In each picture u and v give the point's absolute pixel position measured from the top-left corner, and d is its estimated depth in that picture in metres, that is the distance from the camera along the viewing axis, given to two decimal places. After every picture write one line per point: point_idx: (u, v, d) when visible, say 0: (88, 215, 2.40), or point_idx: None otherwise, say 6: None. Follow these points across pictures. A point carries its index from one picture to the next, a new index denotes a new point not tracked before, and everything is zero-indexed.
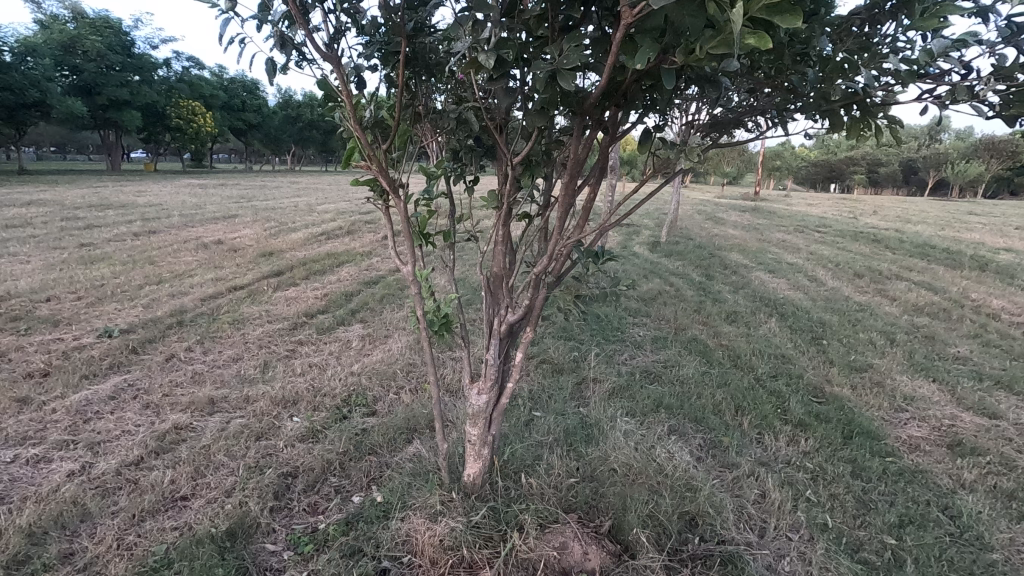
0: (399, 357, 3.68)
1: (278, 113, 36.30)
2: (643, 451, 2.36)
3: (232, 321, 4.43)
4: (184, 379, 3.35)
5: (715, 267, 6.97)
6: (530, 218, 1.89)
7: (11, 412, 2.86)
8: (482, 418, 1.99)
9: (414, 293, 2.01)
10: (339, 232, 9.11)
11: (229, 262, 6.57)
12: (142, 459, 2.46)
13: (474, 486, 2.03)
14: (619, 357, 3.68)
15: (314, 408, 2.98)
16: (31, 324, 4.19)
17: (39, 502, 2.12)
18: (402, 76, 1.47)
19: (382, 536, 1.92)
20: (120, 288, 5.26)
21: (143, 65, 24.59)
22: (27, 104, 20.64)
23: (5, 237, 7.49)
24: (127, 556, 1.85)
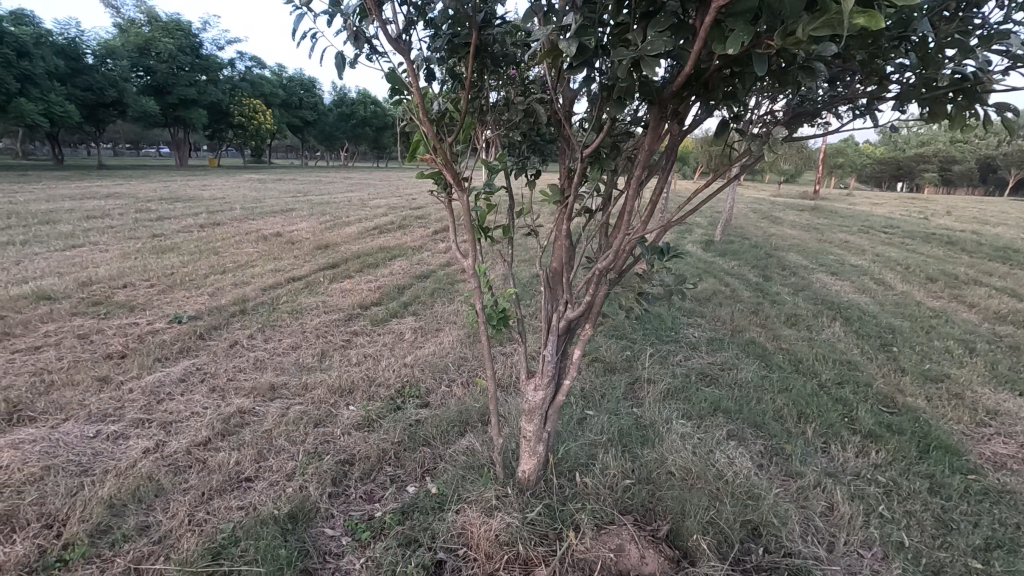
0: (451, 350, 3.71)
1: (333, 111, 37.46)
2: (701, 456, 2.29)
3: (291, 310, 4.59)
4: (248, 365, 3.49)
5: (773, 268, 6.70)
6: (591, 214, 1.85)
7: (93, 390, 3.05)
8: (537, 414, 1.97)
9: (474, 289, 1.98)
10: (390, 226, 9.30)
11: (288, 254, 6.82)
12: (209, 440, 2.58)
13: (528, 482, 2.03)
14: (673, 357, 3.59)
15: (369, 397, 3.05)
16: (110, 308, 4.46)
17: (118, 476, 2.25)
18: (471, 69, 1.46)
19: (437, 527, 1.94)
20: (188, 276, 5.55)
21: (210, 65, 25.79)
22: (106, 103, 22.05)
23: (86, 227, 8.02)
24: (198, 532, 1.94)
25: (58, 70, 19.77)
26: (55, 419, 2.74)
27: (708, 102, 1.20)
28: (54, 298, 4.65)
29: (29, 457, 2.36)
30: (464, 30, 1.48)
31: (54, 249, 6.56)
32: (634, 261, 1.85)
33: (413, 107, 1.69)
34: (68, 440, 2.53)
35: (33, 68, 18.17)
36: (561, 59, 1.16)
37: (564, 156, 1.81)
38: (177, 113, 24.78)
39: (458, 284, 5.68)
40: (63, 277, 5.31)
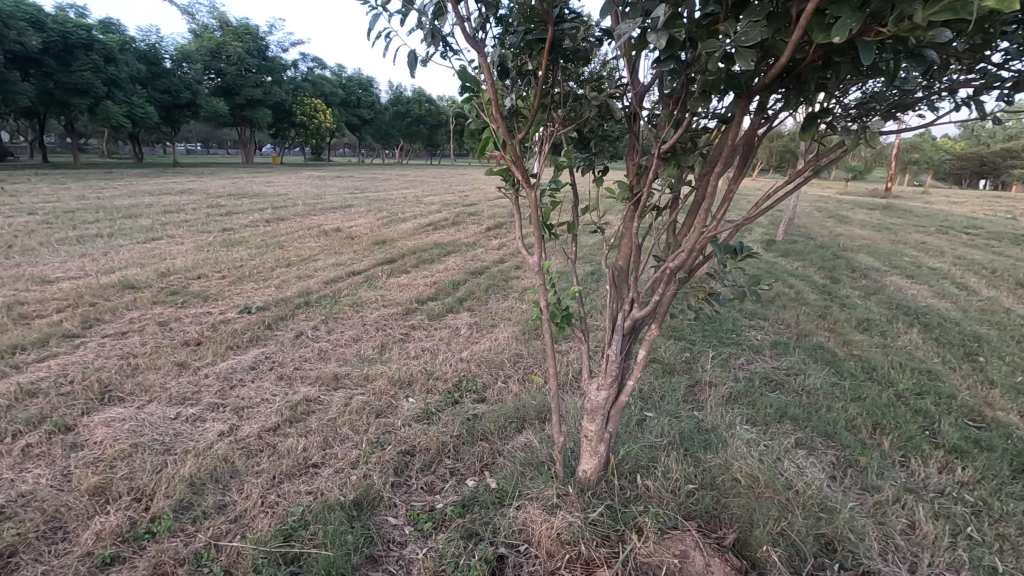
0: (507, 347, 3.73)
1: (389, 109, 38.38)
2: (768, 463, 2.21)
3: (352, 303, 4.74)
4: (312, 355, 3.62)
5: (841, 270, 6.37)
6: (660, 212, 1.81)
7: (174, 374, 3.26)
8: (600, 414, 1.95)
9: (540, 286, 1.99)
10: (444, 223, 9.45)
11: (347, 248, 7.05)
12: (278, 426, 2.70)
13: (589, 482, 2.01)
14: (735, 360, 3.47)
15: (427, 390, 3.10)
16: (186, 298, 4.74)
17: (198, 456, 2.38)
18: (544, 64, 1.46)
19: (498, 522, 1.95)
20: (256, 268, 5.83)
21: (275, 67, 26.90)
22: (181, 105, 23.43)
23: (164, 221, 8.54)
24: (270, 513, 2.03)
25: (139, 74, 21.15)
26: (140, 400, 2.93)
27: (800, 94, 1.16)
28: (138, 287, 4.98)
29: (119, 435, 2.54)
30: (537, 24, 1.47)
31: (137, 241, 7.03)
32: (705, 260, 1.79)
33: (483, 104, 1.70)
34: (153, 420, 2.70)
35: (117, 72, 19.69)
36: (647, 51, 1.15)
37: (634, 153, 1.78)
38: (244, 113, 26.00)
39: (512, 281, 5.70)
40: (145, 268, 5.68)
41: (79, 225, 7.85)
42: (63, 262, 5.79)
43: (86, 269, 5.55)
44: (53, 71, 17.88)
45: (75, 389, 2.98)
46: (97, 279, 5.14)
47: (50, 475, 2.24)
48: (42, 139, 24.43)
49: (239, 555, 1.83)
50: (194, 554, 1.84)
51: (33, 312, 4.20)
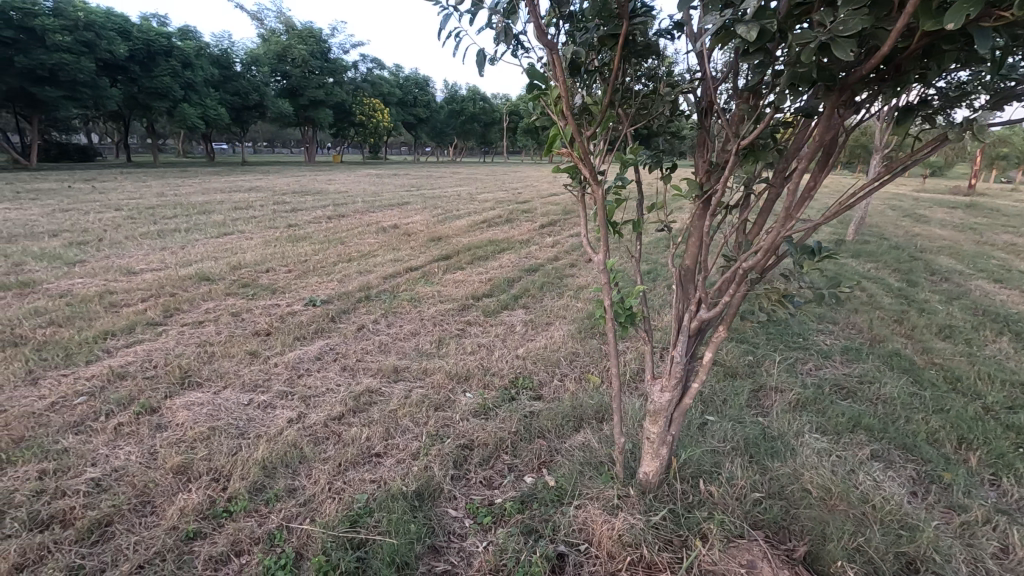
0: (563, 345, 3.71)
1: (444, 108, 39.02)
2: (842, 475, 2.10)
3: (410, 298, 4.85)
4: (373, 348, 3.73)
5: (919, 272, 5.97)
6: (730, 211, 1.74)
7: (246, 362, 3.44)
8: (662, 417, 1.90)
9: (603, 284, 1.98)
10: (498, 220, 9.51)
11: (405, 245, 7.22)
12: (343, 415, 2.80)
13: (650, 485, 1.99)
14: (802, 365, 3.32)
15: (484, 386, 3.14)
16: (256, 290, 4.98)
17: (269, 441, 2.50)
18: (618, 60, 1.45)
19: (558, 520, 1.95)
20: (320, 263, 6.06)
21: (337, 68, 27.86)
22: (250, 106, 24.71)
23: (235, 217, 9.01)
24: (337, 499, 2.11)
25: (212, 79, 22.58)
26: (217, 386, 3.11)
27: (898, 85, 1.12)
28: (212, 279, 5.27)
29: (199, 418, 2.71)
30: (612, 19, 1.47)
31: (211, 236, 7.43)
32: (779, 260, 1.71)
33: (549, 101, 1.69)
34: (229, 405, 2.86)
35: (192, 77, 20.97)
36: (734, 43, 1.12)
37: (704, 151, 1.73)
38: (307, 114, 27.09)
39: (567, 279, 5.67)
40: (218, 261, 6.01)
41: (160, 220, 8.38)
42: (146, 255, 6.20)
43: (166, 261, 5.93)
44: (138, 77, 19.34)
45: (160, 373, 3.20)
46: (176, 271, 5.48)
47: (139, 453, 2.41)
48: (127, 140, 26.25)
49: (309, 537, 1.91)
50: (268, 533, 1.94)
51: (121, 301, 4.52)
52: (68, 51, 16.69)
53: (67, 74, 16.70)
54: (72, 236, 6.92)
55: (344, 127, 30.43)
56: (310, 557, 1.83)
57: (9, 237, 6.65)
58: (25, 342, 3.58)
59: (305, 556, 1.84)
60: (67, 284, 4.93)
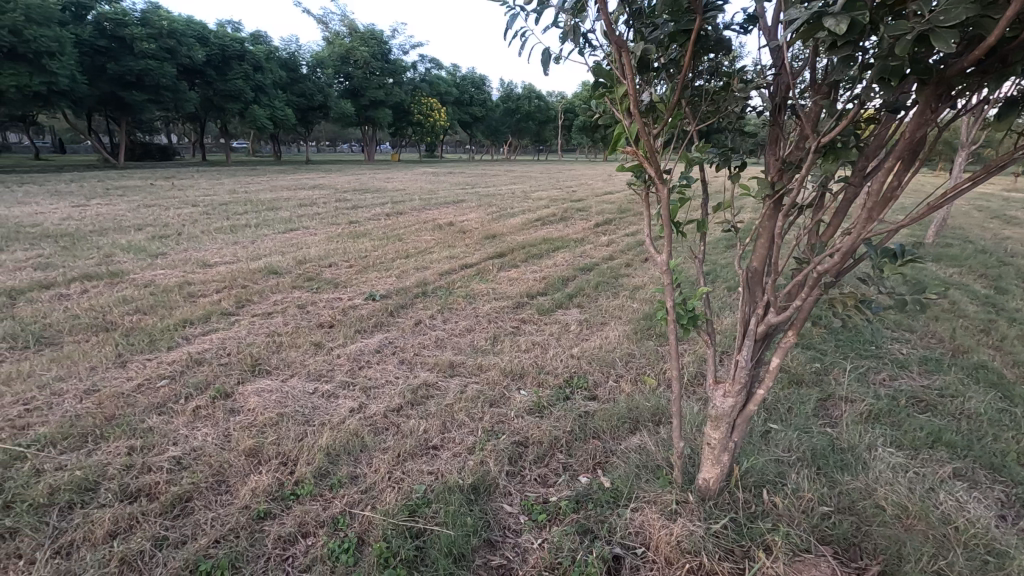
0: (618, 346, 3.66)
1: (499, 107, 39.33)
2: (919, 493, 1.98)
3: (465, 295, 4.91)
4: (430, 343, 3.81)
5: (1011, 278, 5.50)
6: (803, 211, 1.66)
7: (311, 352, 3.59)
8: (724, 422, 1.84)
9: (666, 285, 1.93)
10: (553, 218, 9.48)
11: (460, 242, 7.33)
12: (401, 407, 2.88)
13: (710, 492, 1.94)
14: (875, 375, 3.14)
15: (539, 384, 3.14)
16: (320, 284, 5.19)
17: (333, 429, 2.61)
18: (688, 57, 1.43)
19: (613, 521, 1.94)
20: (379, 259, 6.24)
21: (397, 69, 28.58)
22: (314, 107, 25.75)
23: (300, 214, 9.41)
24: (396, 488, 2.18)
25: (280, 80, 23.70)
26: (284, 374, 3.27)
27: (1002, 79, 1.04)
28: (279, 273, 5.53)
29: (269, 404, 2.85)
30: (684, 15, 1.44)
31: (278, 231, 7.80)
32: (857, 263, 1.62)
33: (616, 100, 1.67)
34: (295, 393, 3.01)
35: (263, 79, 22.06)
36: (820, 38, 1.07)
37: (778, 149, 1.67)
38: (368, 114, 27.93)
39: (622, 278, 5.60)
40: (285, 256, 6.30)
41: (232, 216, 8.86)
42: (220, 249, 6.58)
43: (238, 255, 6.27)
44: (213, 80, 20.56)
45: (233, 361, 3.39)
46: (247, 265, 5.78)
47: (215, 434, 2.57)
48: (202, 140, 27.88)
49: (370, 523, 1.98)
50: (332, 518, 2.02)
51: (198, 291, 4.82)
52: (153, 58, 17.96)
53: (152, 79, 17.97)
54: (155, 230, 7.42)
55: (403, 126, 31.16)
56: (371, 543, 1.90)
57: (100, 231, 7.22)
58: (116, 327, 3.89)
59: (366, 542, 1.91)
60: (151, 274, 5.30)
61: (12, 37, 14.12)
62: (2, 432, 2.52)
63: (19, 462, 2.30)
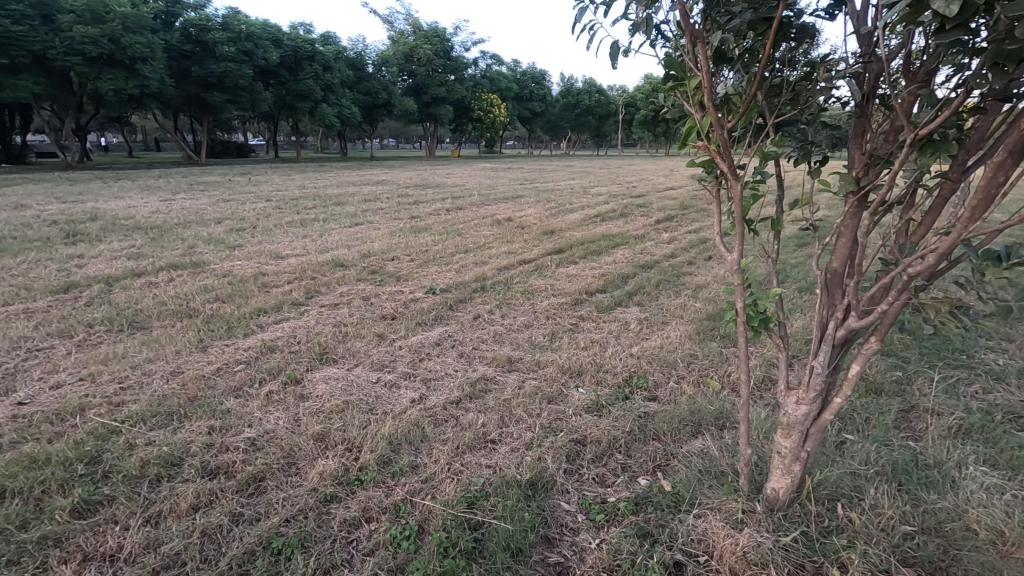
0: (680, 346, 3.57)
1: (559, 102, 39.16)
2: (1018, 517, 1.81)
3: (524, 291, 4.92)
4: (488, 337, 3.84)
5: None
6: (892, 209, 1.55)
7: (374, 343, 3.71)
8: (796, 431, 1.75)
9: (736, 284, 1.85)
10: (612, 214, 9.33)
11: (519, 237, 7.36)
12: (460, 400, 2.92)
13: (779, 503, 1.86)
14: (966, 386, 2.89)
15: (597, 382, 3.11)
16: (384, 277, 5.34)
17: (395, 418, 2.69)
18: (768, 47, 1.37)
19: (675, 527, 1.89)
20: (439, 253, 6.36)
21: (458, 66, 28.98)
22: (379, 105, 26.53)
23: (365, 209, 9.73)
24: (455, 480, 2.21)
25: (347, 79, 24.60)
26: (350, 363, 3.39)
27: None
28: (345, 265, 5.74)
29: (335, 392, 2.97)
30: (764, 2, 1.39)
31: (344, 225, 8.10)
32: (953, 266, 1.49)
33: (688, 93, 1.62)
34: (360, 382, 3.12)
35: (331, 79, 22.94)
36: (925, 20, 1.00)
37: (865, 143, 1.57)
38: (430, 111, 28.48)
39: (684, 277, 5.44)
40: (350, 249, 6.53)
41: (302, 210, 9.28)
42: (291, 241, 6.90)
43: (307, 248, 6.55)
44: (286, 80, 21.62)
45: (302, 349, 3.55)
46: (315, 257, 6.03)
47: (286, 418, 2.70)
48: (276, 139, 29.32)
49: (430, 512, 2.02)
50: (393, 505, 2.08)
51: (271, 282, 5.08)
52: (232, 60, 19.09)
53: (231, 81, 19.10)
54: (232, 223, 7.88)
55: (463, 122, 31.55)
56: (431, 531, 1.94)
57: (185, 223, 7.74)
58: (198, 314, 4.16)
59: (426, 530, 1.95)
60: (229, 265, 5.64)
61: (111, 45, 15.44)
62: (101, 407, 2.75)
63: (115, 435, 2.51)
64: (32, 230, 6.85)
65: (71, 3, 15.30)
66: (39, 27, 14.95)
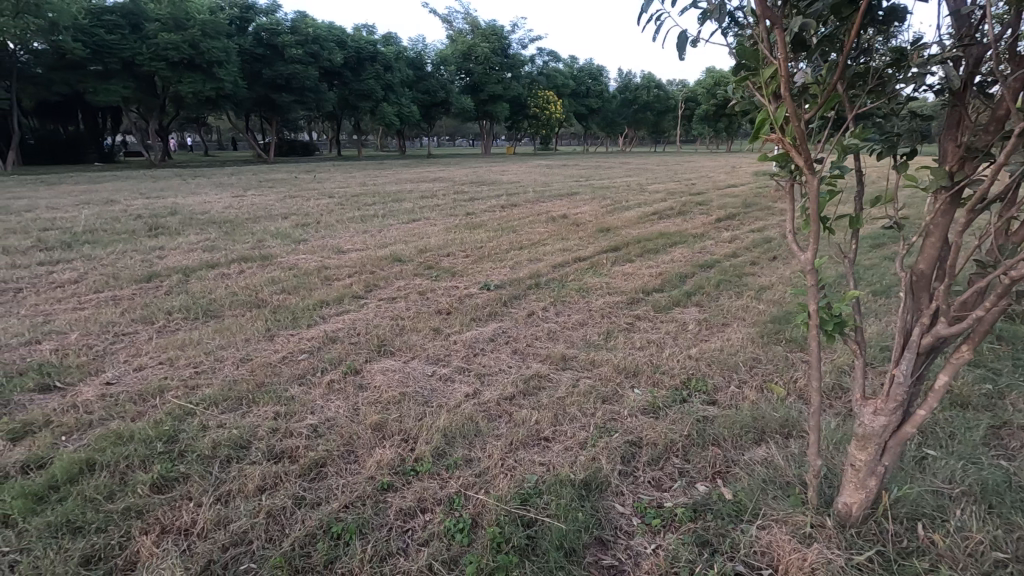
0: (742, 349, 3.43)
1: (616, 98, 38.56)
2: None
3: (579, 288, 4.87)
4: (542, 335, 3.83)
5: None
6: (992, 207, 1.42)
7: (430, 337, 3.77)
8: (873, 443, 1.63)
9: (808, 285, 1.74)
10: (670, 212, 9.09)
11: (574, 235, 7.29)
12: (514, 396, 2.92)
13: (851, 519, 1.75)
14: None
15: (654, 383, 3.03)
16: (439, 272, 5.42)
17: (450, 411, 2.72)
18: (855, 30, 1.28)
19: (736, 537, 1.82)
20: (494, 250, 6.39)
21: (515, 63, 29.02)
22: (437, 103, 26.97)
23: (422, 205, 9.91)
24: (508, 475, 2.21)
25: (407, 79, 25.17)
26: (406, 356, 3.46)
27: None
28: (403, 261, 5.87)
29: (393, 383, 3.04)
30: None
31: (402, 221, 8.28)
32: None
33: (762, 83, 1.54)
34: (416, 374, 3.17)
35: (392, 79, 23.52)
36: None
37: (961, 135, 1.46)
38: (486, 108, 28.68)
39: (747, 277, 5.22)
40: (408, 244, 6.67)
41: (362, 207, 9.57)
42: (352, 237, 7.12)
43: (367, 243, 6.74)
44: (349, 80, 22.36)
45: (361, 340, 3.66)
46: (374, 252, 6.20)
47: (345, 407, 2.78)
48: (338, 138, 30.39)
49: (484, 507, 2.03)
50: (448, 497, 2.11)
51: (333, 275, 5.25)
52: (300, 62, 19.92)
53: (299, 82, 19.93)
54: (298, 218, 8.23)
55: (519, 120, 31.58)
56: (484, 526, 1.95)
57: (254, 218, 8.13)
58: (266, 304, 4.36)
59: (479, 524, 1.96)
60: (294, 258, 5.88)
61: (192, 50, 16.45)
62: (178, 389, 2.93)
63: (190, 416, 2.67)
64: (119, 223, 7.39)
65: (157, 13, 16.42)
66: (129, 35, 16.35)
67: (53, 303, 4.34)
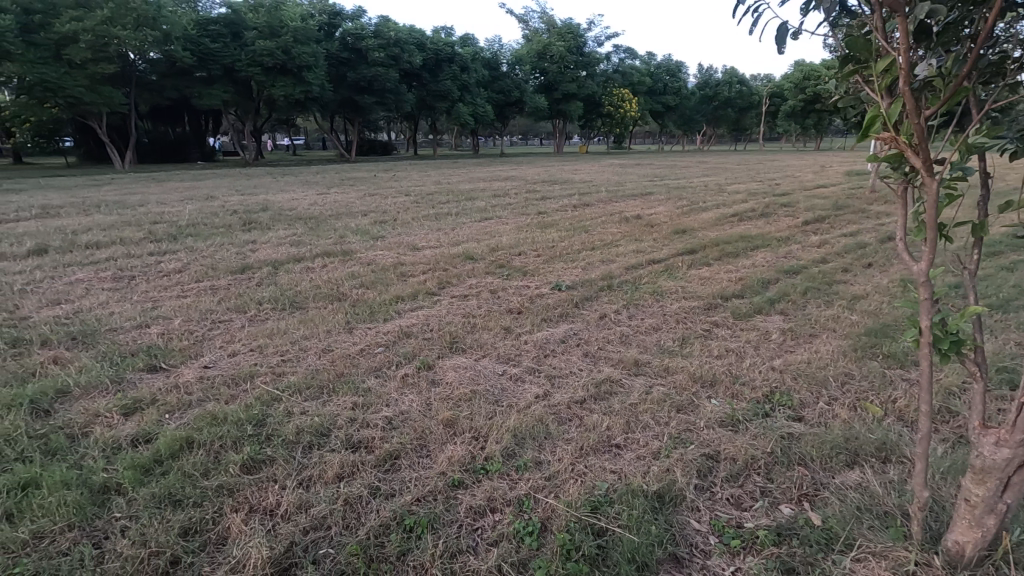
0: (832, 363, 3.19)
1: (695, 95, 37.24)
2: None
3: (653, 292, 4.73)
4: (614, 338, 3.74)
5: None
6: None
7: (501, 336, 3.79)
8: (993, 478, 1.46)
9: (921, 299, 1.58)
10: (752, 214, 8.65)
11: (649, 236, 7.10)
12: (584, 400, 2.87)
13: (963, 560, 1.57)
14: None
15: (733, 395, 2.88)
16: (511, 271, 5.44)
17: (520, 412, 2.71)
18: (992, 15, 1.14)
19: (826, 567, 1.70)
20: (565, 249, 6.34)
21: (591, 61, 28.72)
22: (511, 103, 27.15)
23: (494, 204, 10.00)
24: (579, 481, 2.18)
25: (482, 79, 25.55)
26: (477, 354, 3.49)
27: None
28: (475, 259, 5.94)
29: (464, 380, 3.08)
30: None
31: (475, 220, 8.38)
32: None
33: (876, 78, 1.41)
34: (487, 373, 3.20)
35: (468, 79, 23.95)
36: None
37: None
38: (560, 107, 28.56)
39: (838, 285, 4.87)
40: (480, 242, 6.75)
41: (436, 204, 9.80)
42: (426, 234, 7.30)
43: (441, 240, 6.88)
44: (427, 82, 23.01)
45: (434, 337, 3.73)
46: (448, 250, 6.31)
47: (418, 401, 2.85)
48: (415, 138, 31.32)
49: (553, 511, 2.01)
50: (517, 498, 2.10)
51: (408, 271, 5.40)
52: (382, 65, 20.72)
53: (380, 84, 20.72)
54: (376, 215, 8.54)
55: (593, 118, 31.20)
56: (553, 530, 1.93)
57: (336, 215, 8.52)
58: (345, 298, 4.55)
59: (549, 529, 1.95)
60: (372, 254, 6.10)
61: (284, 56, 17.55)
62: (266, 375, 3.12)
63: (277, 402, 2.83)
64: (217, 217, 7.98)
65: (256, 22, 17.64)
66: (231, 43, 17.75)
67: (160, 291, 4.75)
